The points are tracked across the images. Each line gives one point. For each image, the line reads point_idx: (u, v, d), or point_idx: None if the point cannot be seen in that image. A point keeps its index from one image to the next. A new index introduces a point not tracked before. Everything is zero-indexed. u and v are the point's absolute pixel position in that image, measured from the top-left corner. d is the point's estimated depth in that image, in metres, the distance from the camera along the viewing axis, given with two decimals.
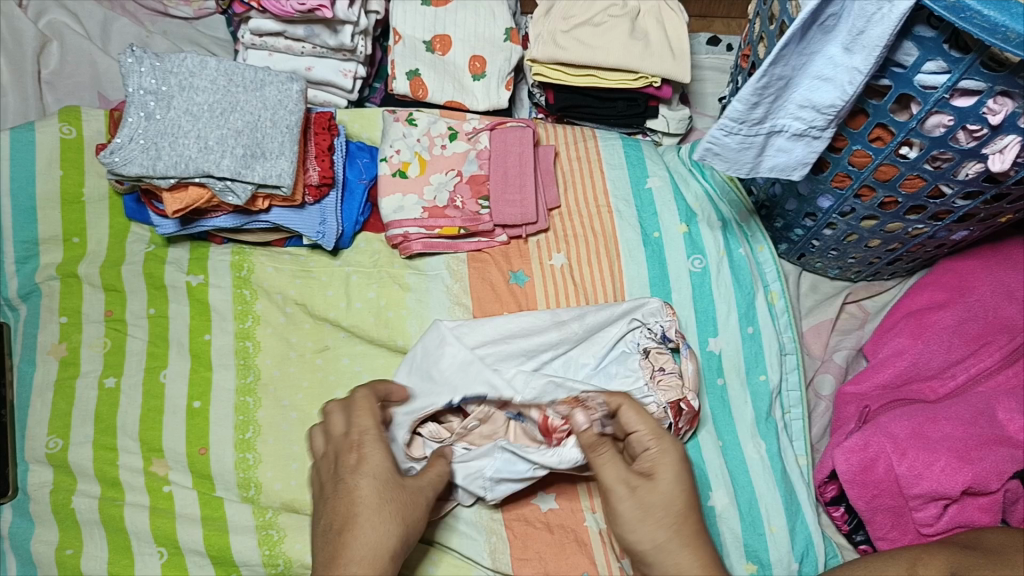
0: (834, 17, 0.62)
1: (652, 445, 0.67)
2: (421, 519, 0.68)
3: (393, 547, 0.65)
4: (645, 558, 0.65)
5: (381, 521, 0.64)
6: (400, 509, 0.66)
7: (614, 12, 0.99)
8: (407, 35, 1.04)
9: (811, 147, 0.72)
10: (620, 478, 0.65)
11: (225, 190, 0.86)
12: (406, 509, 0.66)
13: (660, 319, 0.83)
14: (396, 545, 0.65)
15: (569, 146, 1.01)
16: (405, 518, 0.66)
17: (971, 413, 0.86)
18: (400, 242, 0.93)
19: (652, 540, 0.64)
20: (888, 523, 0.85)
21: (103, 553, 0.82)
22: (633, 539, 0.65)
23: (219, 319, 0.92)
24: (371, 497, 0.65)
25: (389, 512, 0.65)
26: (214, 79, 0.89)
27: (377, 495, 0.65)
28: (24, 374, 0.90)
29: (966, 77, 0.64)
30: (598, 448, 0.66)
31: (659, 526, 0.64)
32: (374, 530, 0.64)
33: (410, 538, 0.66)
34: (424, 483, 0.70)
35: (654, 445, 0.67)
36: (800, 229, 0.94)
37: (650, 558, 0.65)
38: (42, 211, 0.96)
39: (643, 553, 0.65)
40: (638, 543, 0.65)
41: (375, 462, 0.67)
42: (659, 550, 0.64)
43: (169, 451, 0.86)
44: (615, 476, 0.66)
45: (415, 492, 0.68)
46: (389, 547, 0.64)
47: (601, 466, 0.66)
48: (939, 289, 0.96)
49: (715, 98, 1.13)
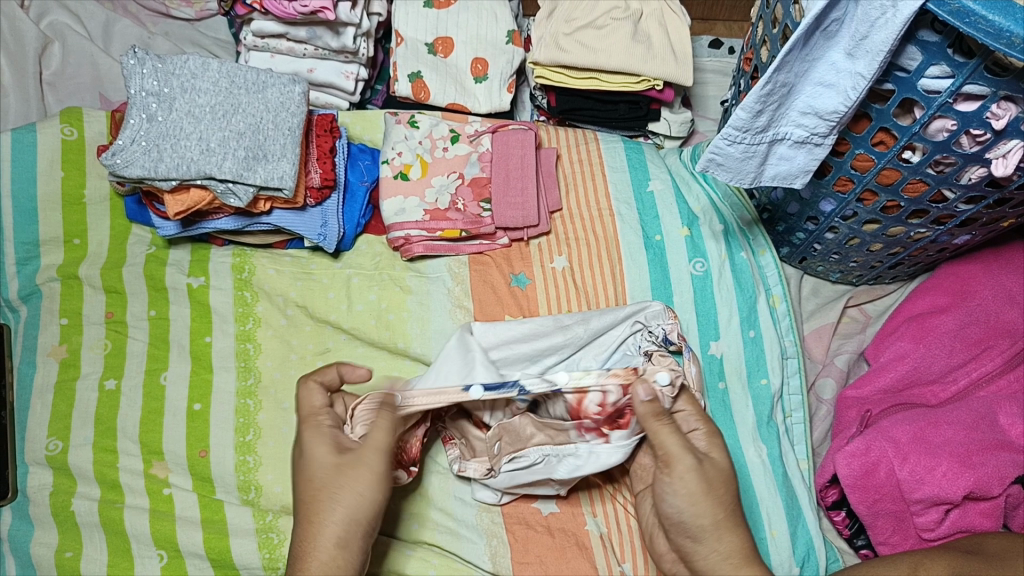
0: (837, 22, 0.62)
1: (699, 426, 0.73)
2: (370, 496, 0.67)
3: (341, 534, 0.66)
4: (699, 534, 0.69)
5: (318, 510, 0.67)
6: (334, 494, 0.67)
7: (616, 14, 0.99)
8: (409, 37, 1.04)
9: (813, 154, 0.71)
10: (687, 446, 0.69)
11: (226, 193, 0.86)
12: (343, 494, 0.67)
13: (662, 323, 0.82)
14: (344, 532, 0.66)
15: (571, 149, 1.01)
16: (344, 500, 0.67)
17: (973, 418, 0.86)
18: (402, 245, 0.93)
19: (712, 516, 0.69)
20: (889, 529, 0.84)
21: (102, 556, 0.82)
22: (690, 515, 0.69)
23: (220, 322, 0.92)
24: (308, 488, 0.68)
25: (325, 499, 0.67)
26: (217, 82, 0.89)
27: (313, 485, 0.67)
28: (24, 376, 0.90)
29: (970, 81, 0.64)
30: (663, 418, 0.69)
31: (720, 502, 0.69)
32: (313, 521, 0.66)
33: (360, 519, 0.67)
34: (369, 455, 0.68)
35: (701, 426, 0.73)
36: (802, 233, 0.94)
37: (704, 534, 0.69)
38: (44, 212, 0.96)
39: (698, 528, 0.69)
40: (699, 518, 0.68)
41: (307, 451, 0.69)
42: (717, 526, 0.69)
43: (169, 453, 0.86)
44: (682, 443, 0.69)
45: (353, 469, 0.67)
46: (333, 535, 0.66)
47: (669, 435, 0.68)
48: (941, 293, 0.96)
49: (716, 102, 1.14)
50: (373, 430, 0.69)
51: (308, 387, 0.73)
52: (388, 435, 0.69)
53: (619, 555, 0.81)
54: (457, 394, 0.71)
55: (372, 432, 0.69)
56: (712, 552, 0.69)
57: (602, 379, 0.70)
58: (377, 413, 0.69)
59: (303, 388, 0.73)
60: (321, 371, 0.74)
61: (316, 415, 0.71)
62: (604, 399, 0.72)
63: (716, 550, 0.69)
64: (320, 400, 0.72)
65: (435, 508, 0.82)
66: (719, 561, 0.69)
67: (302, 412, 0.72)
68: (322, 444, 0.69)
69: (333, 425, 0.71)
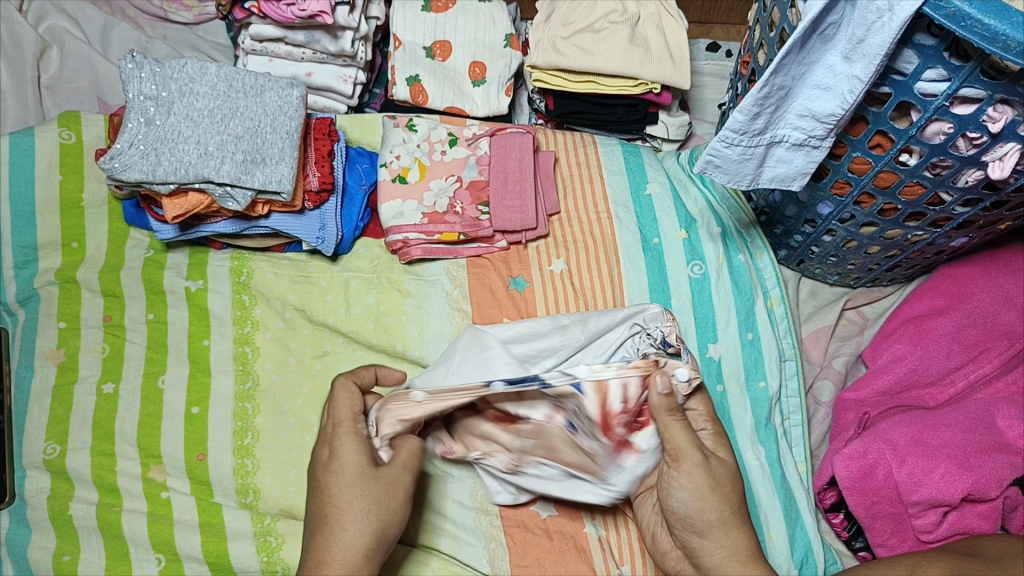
0: (834, 25, 0.62)
1: (708, 426, 0.74)
2: (400, 512, 0.68)
3: (369, 546, 0.67)
4: (706, 530, 0.69)
5: (349, 521, 0.66)
6: (371, 507, 0.67)
7: (614, 18, 0.99)
8: (407, 41, 1.04)
9: (811, 157, 0.72)
10: (697, 442, 0.68)
11: (225, 196, 0.86)
12: (379, 507, 0.67)
13: (660, 325, 0.81)
14: (372, 545, 0.67)
15: (569, 152, 1.01)
16: (379, 514, 0.67)
17: (971, 420, 0.86)
18: (400, 248, 0.93)
19: (719, 512, 0.69)
20: (888, 530, 0.84)
21: (100, 560, 0.82)
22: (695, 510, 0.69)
23: (219, 325, 0.92)
24: (338, 497, 0.67)
25: (356, 509, 0.66)
26: (215, 85, 0.89)
27: (346, 494, 0.67)
28: (22, 379, 0.90)
29: (966, 85, 0.64)
30: (676, 413, 0.68)
31: (726, 499, 0.69)
32: (343, 530, 0.66)
33: (387, 533, 0.68)
34: (402, 472, 0.69)
35: (710, 426, 0.74)
36: (800, 236, 0.94)
37: (710, 530, 0.69)
38: (42, 216, 0.96)
39: (703, 523, 0.69)
40: (705, 514, 0.69)
41: (343, 458, 0.68)
42: (723, 522, 0.69)
43: (168, 457, 0.85)
44: (692, 439, 0.68)
45: (390, 484, 0.68)
46: (360, 545, 0.66)
47: (680, 430, 0.68)
48: (938, 295, 0.96)
49: (714, 105, 1.14)
50: (409, 447, 0.71)
51: (341, 387, 0.71)
52: (420, 457, 0.71)
53: (619, 558, 0.81)
54: (477, 389, 0.68)
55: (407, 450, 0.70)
56: (718, 548, 0.70)
57: (623, 371, 0.67)
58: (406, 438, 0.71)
59: (340, 386, 0.71)
60: (355, 373, 0.73)
61: (348, 419, 0.70)
62: (627, 396, 0.68)
63: (721, 547, 0.70)
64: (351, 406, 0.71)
65: (433, 512, 0.82)
66: (725, 557, 0.69)
67: (336, 415, 0.70)
68: (360, 454, 0.68)
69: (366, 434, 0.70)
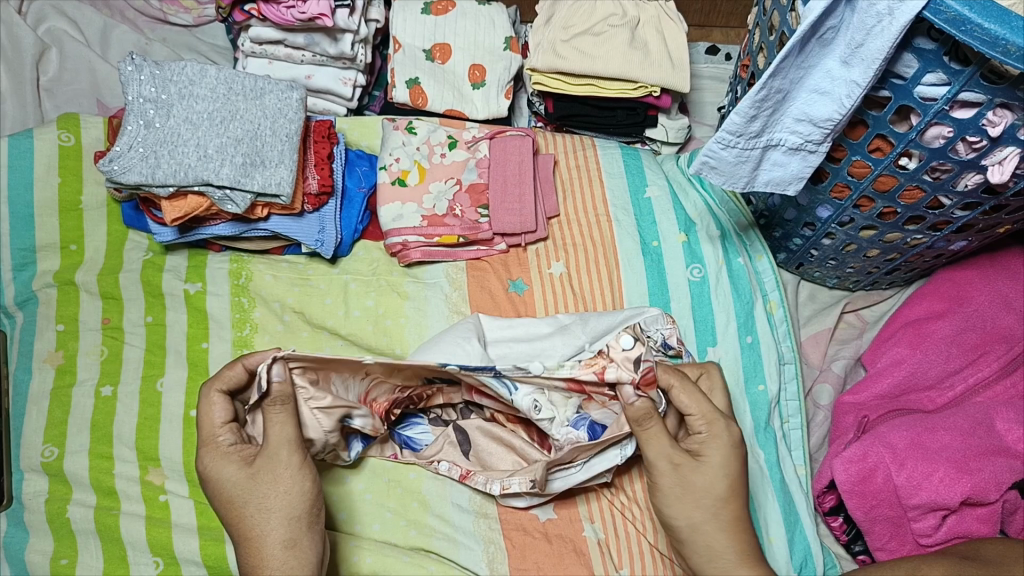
0: (833, 29, 0.62)
1: (704, 429, 0.70)
2: (297, 488, 0.67)
3: (286, 536, 0.66)
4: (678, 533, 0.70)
5: (253, 524, 0.66)
6: (261, 503, 0.66)
7: (613, 21, 0.99)
8: (407, 43, 1.04)
9: (807, 162, 0.72)
10: (661, 454, 0.68)
11: (224, 199, 0.86)
12: (271, 500, 0.66)
13: (660, 328, 0.82)
14: (288, 533, 0.66)
15: (569, 154, 1.01)
16: (274, 505, 0.66)
17: (970, 424, 0.86)
18: (400, 251, 0.93)
19: (687, 519, 0.68)
20: (887, 534, 0.84)
21: (98, 563, 0.81)
22: (670, 514, 0.69)
23: (217, 328, 0.92)
24: (231, 509, 0.67)
25: (255, 511, 0.66)
26: (214, 88, 0.89)
27: (240, 503, 0.67)
28: (20, 382, 0.89)
29: (966, 89, 0.64)
30: (648, 422, 0.68)
31: (696, 506, 0.68)
32: (253, 531, 0.66)
33: (297, 515, 0.67)
34: (279, 451, 0.67)
35: (705, 429, 0.69)
36: (799, 239, 0.94)
37: (682, 535, 0.69)
38: (41, 218, 0.96)
39: (678, 529, 0.69)
40: (673, 519, 0.69)
41: (215, 475, 0.67)
42: (692, 529, 0.69)
43: (166, 460, 0.85)
44: (657, 451, 0.68)
45: (269, 476, 0.66)
46: (279, 538, 0.66)
47: (645, 443, 0.69)
48: (938, 299, 0.96)
49: (714, 108, 1.14)
50: (271, 423, 0.67)
51: (203, 403, 0.69)
52: (289, 427, 0.67)
53: (618, 562, 0.80)
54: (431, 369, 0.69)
55: (269, 431, 0.67)
56: (694, 552, 0.69)
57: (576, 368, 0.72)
58: (269, 416, 0.67)
59: (201, 402, 0.69)
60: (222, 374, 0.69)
61: (212, 436, 0.69)
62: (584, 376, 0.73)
63: (698, 552, 0.69)
64: (220, 416, 0.69)
65: (433, 515, 0.82)
66: (703, 561, 0.69)
67: (201, 433, 0.69)
68: (228, 464, 0.67)
69: (234, 444, 0.68)
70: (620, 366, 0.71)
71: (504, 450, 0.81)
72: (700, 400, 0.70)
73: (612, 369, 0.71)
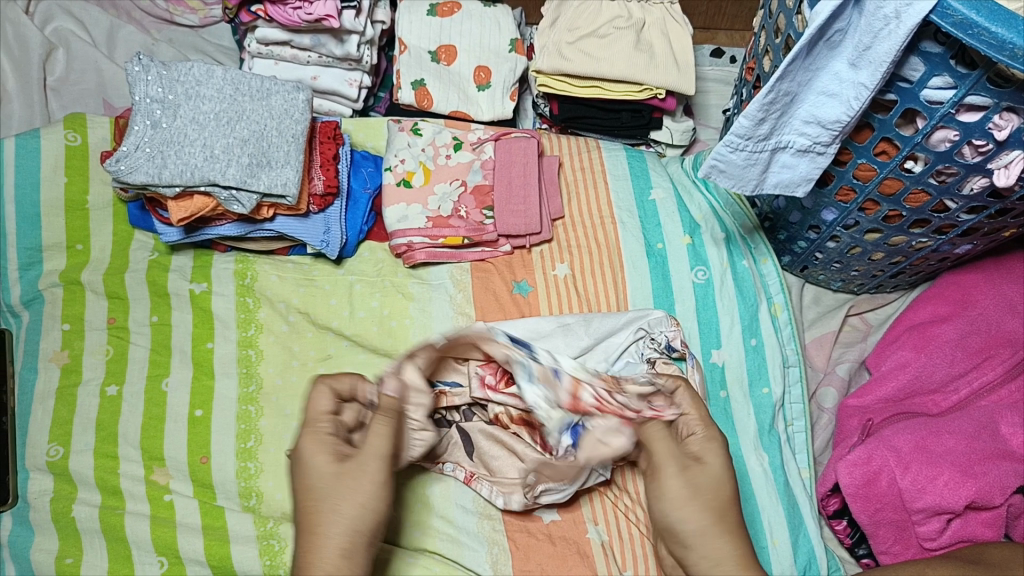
0: (840, 32, 0.62)
1: (700, 430, 0.71)
2: (372, 504, 0.66)
3: (346, 544, 0.65)
4: (686, 539, 0.67)
5: (320, 522, 0.65)
6: (336, 504, 0.66)
7: (619, 24, 0.99)
8: (413, 45, 1.04)
9: (816, 163, 0.72)
10: (670, 452, 0.69)
11: (230, 200, 0.87)
12: (344, 503, 0.66)
13: (665, 329, 0.85)
14: (348, 543, 0.65)
15: (573, 156, 1.01)
16: (346, 511, 0.66)
17: (974, 427, 0.86)
18: (404, 252, 0.93)
19: (697, 522, 0.66)
20: (891, 538, 0.84)
21: (102, 562, 0.82)
22: (676, 521, 0.67)
23: (222, 328, 0.92)
24: (307, 500, 0.67)
25: (326, 509, 0.66)
26: (221, 88, 0.89)
27: (316, 495, 0.67)
28: (26, 381, 0.90)
29: (972, 92, 0.64)
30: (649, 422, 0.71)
31: (705, 508, 0.67)
32: (315, 531, 0.65)
33: (362, 530, 0.66)
34: (369, 461, 0.67)
35: (701, 430, 0.71)
36: (803, 242, 0.94)
37: (690, 541, 0.67)
38: (46, 218, 0.96)
39: (683, 536, 0.67)
40: (681, 523, 0.67)
41: (307, 460, 0.68)
42: (701, 534, 0.66)
43: (170, 459, 0.85)
44: (666, 450, 0.69)
45: (354, 480, 0.66)
46: (337, 546, 0.65)
47: (653, 441, 0.70)
48: (942, 302, 0.96)
49: (718, 110, 1.14)
50: (373, 432, 0.68)
51: (310, 392, 0.72)
52: (386, 442, 0.68)
53: (621, 564, 0.80)
54: (484, 335, 0.75)
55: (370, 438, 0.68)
56: (702, 559, 0.66)
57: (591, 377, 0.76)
58: (376, 420, 0.68)
59: (309, 392, 0.71)
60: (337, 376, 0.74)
61: (315, 421, 0.70)
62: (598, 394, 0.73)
63: (706, 557, 0.66)
64: (324, 405, 0.71)
65: (436, 516, 0.82)
66: (707, 568, 0.66)
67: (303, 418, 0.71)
68: (323, 453, 0.68)
69: (332, 434, 0.69)
70: (631, 397, 0.75)
71: (505, 454, 0.82)
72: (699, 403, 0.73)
73: (623, 392, 0.75)
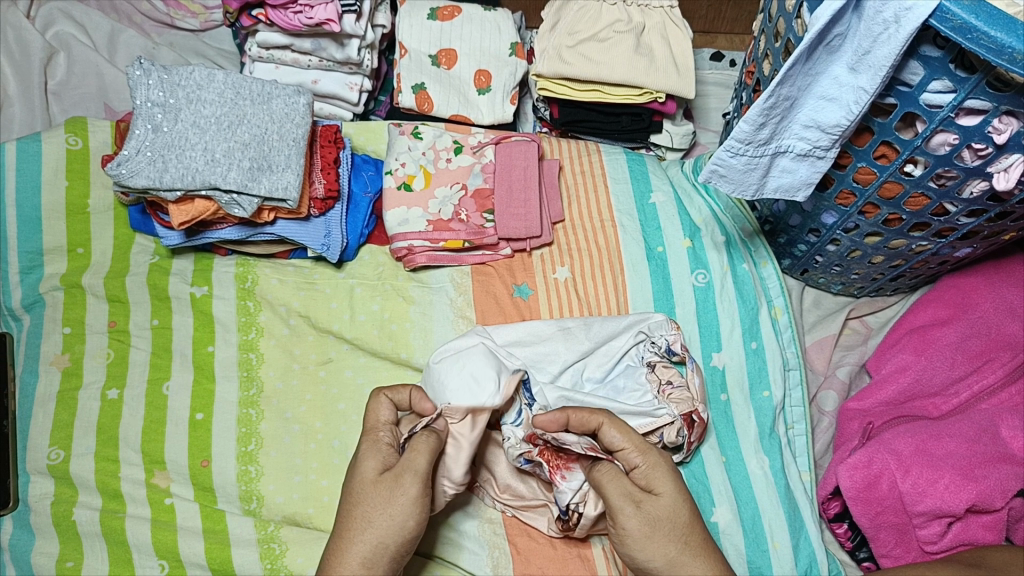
0: (839, 37, 0.62)
1: (640, 462, 0.70)
2: (401, 520, 0.67)
3: (368, 555, 0.67)
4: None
5: (350, 527, 0.67)
6: (367, 512, 0.67)
7: (619, 28, 1.00)
8: (413, 48, 1.04)
9: (815, 168, 0.72)
10: (625, 492, 0.68)
11: (231, 204, 0.87)
12: (375, 512, 0.67)
13: (665, 333, 0.86)
14: (370, 552, 0.67)
15: (573, 160, 1.01)
16: (376, 520, 0.67)
17: (975, 430, 0.86)
18: (405, 255, 0.93)
19: (666, 556, 0.67)
20: (892, 541, 0.84)
21: (103, 565, 0.82)
22: (644, 558, 0.67)
23: (223, 331, 0.92)
24: (348, 501, 0.69)
25: (359, 514, 0.67)
26: (222, 92, 0.89)
27: (353, 499, 0.68)
28: (26, 385, 0.90)
29: (972, 96, 0.64)
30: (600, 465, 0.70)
31: (669, 540, 0.66)
32: (345, 535, 0.67)
33: (387, 544, 0.67)
34: (408, 478, 0.67)
35: (643, 463, 0.69)
36: (803, 245, 0.95)
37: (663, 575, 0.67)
38: (48, 221, 0.96)
39: (656, 570, 0.67)
40: (650, 561, 0.67)
41: (359, 462, 0.70)
42: (671, 565, 0.67)
43: (171, 463, 0.85)
44: (620, 490, 0.68)
45: (389, 491, 0.67)
46: (360, 553, 0.66)
47: (606, 482, 0.69)
48: (942, 305, 0.96)
49: (718, 113, 1.14)
50: (414, 448, 0.68)
51: (372, 400, 0.73)
52: (423, 458, 0.68)
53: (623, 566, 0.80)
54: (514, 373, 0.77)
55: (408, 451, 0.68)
56: None
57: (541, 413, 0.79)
58: (418, 438, 0.69)
59: (371, 400, 0.73)
60: (395, 387, 0.75)
61: (375, 429, 0.72)
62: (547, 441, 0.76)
63: None
64: (385, 415, 0.73)
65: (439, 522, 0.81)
66: None
67: (364, 424, 0.73)
68: (372, 460, 0.70)
69: (390, 444, 0.71)
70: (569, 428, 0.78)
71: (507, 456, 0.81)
72: (629, 433, 0.71)
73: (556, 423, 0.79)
